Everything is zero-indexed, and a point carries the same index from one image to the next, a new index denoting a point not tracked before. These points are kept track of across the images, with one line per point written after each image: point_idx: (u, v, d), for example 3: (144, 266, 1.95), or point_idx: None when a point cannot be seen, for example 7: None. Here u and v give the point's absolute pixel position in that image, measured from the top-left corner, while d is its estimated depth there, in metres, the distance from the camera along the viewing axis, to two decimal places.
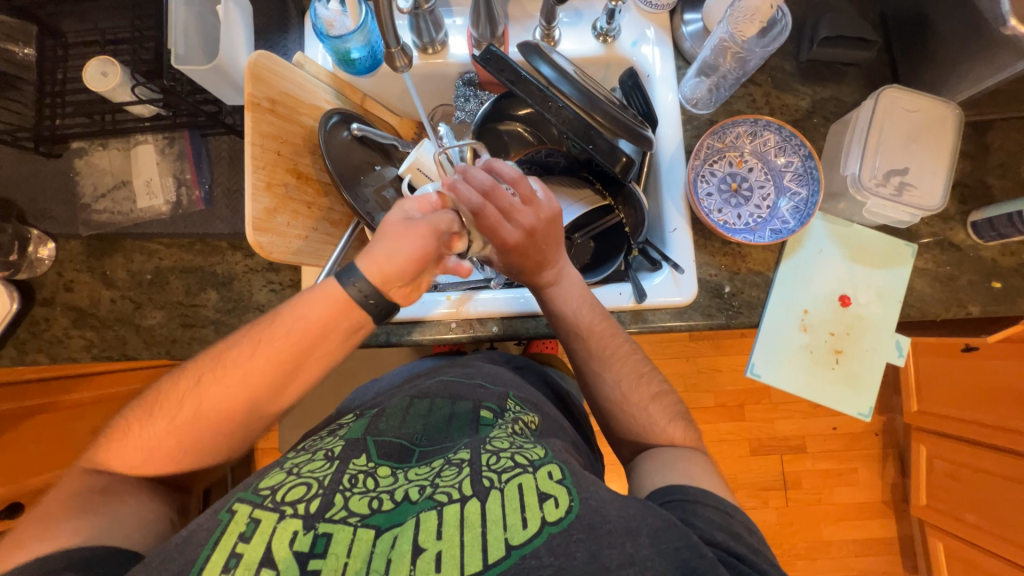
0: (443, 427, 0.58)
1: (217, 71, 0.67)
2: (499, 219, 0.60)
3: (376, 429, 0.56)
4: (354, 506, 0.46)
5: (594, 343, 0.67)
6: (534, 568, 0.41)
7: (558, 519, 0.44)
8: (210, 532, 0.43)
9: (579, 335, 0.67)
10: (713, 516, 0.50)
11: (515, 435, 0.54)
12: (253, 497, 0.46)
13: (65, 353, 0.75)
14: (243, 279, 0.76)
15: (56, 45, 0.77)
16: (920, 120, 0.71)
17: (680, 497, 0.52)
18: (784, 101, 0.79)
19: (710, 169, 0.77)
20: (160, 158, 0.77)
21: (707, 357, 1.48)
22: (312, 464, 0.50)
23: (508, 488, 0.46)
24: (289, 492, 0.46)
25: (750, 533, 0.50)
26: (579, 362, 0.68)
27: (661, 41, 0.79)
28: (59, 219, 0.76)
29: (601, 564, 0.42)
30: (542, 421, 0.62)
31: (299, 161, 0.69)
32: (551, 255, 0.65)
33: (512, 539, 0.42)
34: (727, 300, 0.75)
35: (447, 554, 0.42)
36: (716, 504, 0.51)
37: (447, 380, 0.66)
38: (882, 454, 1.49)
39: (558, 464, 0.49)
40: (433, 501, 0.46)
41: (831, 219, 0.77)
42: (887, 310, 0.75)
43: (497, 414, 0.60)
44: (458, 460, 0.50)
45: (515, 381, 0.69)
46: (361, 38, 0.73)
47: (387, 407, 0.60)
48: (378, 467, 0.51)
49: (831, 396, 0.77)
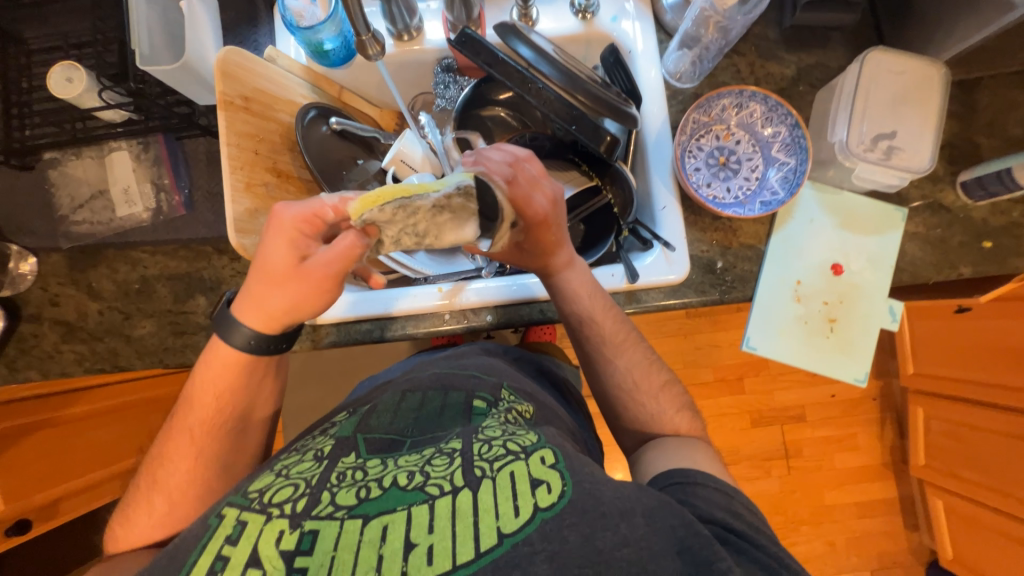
0: (436, 417, 0.58)
1: (186, 70, 0.65)
2: (527, 191, 0.56)
3: (367, 426, 0.56)
4: (341, 499, 0.45)
5: (603, 326, 0.66)
6: (526, 555, 0.41)
7: (550, 505, 0.44)
8: (198, 537, 0.43)
9: (588, 321, 0.67)
10: (714, 497, 0.50)
11: (507, 423, 0.54)
12: (241, 500, 0.46)
13: (57, 368, 0.74)
14: (231, 283, 0.75)
15: (18, 52, 0.75)
16: (905, 82, 0.70)
17: (682, 480, 0.52)
18: (768, 70, 0.77)
19: (697, 144, 0.77)
20: (136, 164, 0.75)
21: (703, 333, 1.48)
22: (302, 465, 0.50)
23: (500, 476, 0.46)
24: (277, 494, 0.46)
25: (750, 512, 0.50)
26: (588, 348, 0.68)
27: (642, 15, 0.77)
28: (39, 232, 0.75)
29: (595, 547, 0.42)
30: (537, 410, 0.61)
31: (278, 159, 0.68)
32: (564, 239, 0.64)
33: (504, 527, 0.43)
34: (719, 275, 0.75)
35: (439, 545, 0.42)
36: (717, 485, 0.52)
37: (440, 371, 0.66)
38: (880, 419, 1.51)
39: (551, 449, 0.50)
40: (423, 492, 0.46)
41: (820, 188, 0.76)
42: (879, 276, 0.75)
43: (491, 403, 0.59)
44: (449, 449, 0.50)
45: (512, 372, 0.69)
46: (333, 27, 0.70)
47: (379, 403, 0.60)
48: (368, 460, 0.51)
49: (827, 364, 0.77)
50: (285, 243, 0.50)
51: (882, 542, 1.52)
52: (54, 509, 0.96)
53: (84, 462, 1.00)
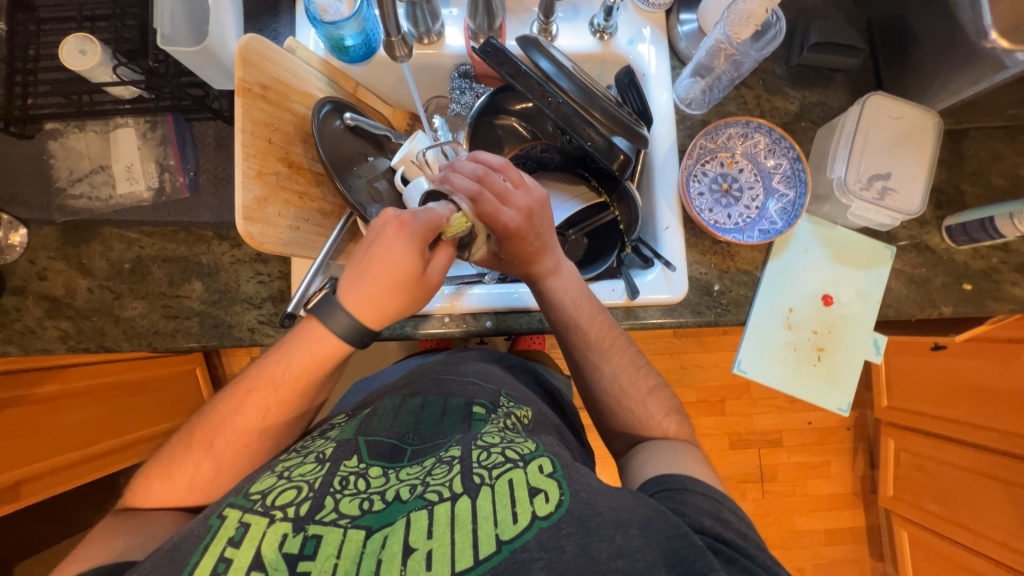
0: (436, 424, 0.58)
1: (206, 54, 0.64)
2: (495, 205, 0.59)
3: (369, 429, 0.55)
4: (344, 508, 0.45)
5: (590, 332, 0.67)
6: (524, 561, 0.42)
7: (548, 514, 0.44)
8: (200, 537, 0.43)
9: (574, 328, 0.68)
10: (704, 504, 0.51)
11: (506, 430, 0.54)
12: (243, 502, 0.45)
13: (38, 344, 0.72)
14: (230, 270, 0.74)
15: (28, 20, 0.73)
16: (902, 127, 0.74)
17: (674, 487, 0.53)
18: (774, 105, 0.81)
19: (702, 169, 0.79)
20: (141, 142, 0.74)
21: (690, 353, 1.51)
22: (303, 468, 0.50)
23: (499, 484, 0.46)
24: (280, 496, 0.46)
25: (738, 519, 0.52)
26: (576, 356, 0.69)
27: (657, 41, 0.79)
28: (32, 203, 0.72)
29: (591, 557, 0.43)
30: (535, 415, 0.62)
31: (290, 150, 0.67)
32: (546, 245, 0.65)
33: (502, 534, 0.43)
34: (715, 297, 0.77)
35: (439, 552, 0.42)
36: (707, 494, 0.53)
37: (439, 377, 0.66)
38: (853, 448, 1.56)
39: (548, 457, 0.50)
40: (423, 500, 0.46)
41: (816, 221, 0.79)
42: (867, 310, 0.78)
43: (489, 409, 0.60)
44: (449, 457, 0.50)
45: (509, 380, 0.69)
46: (356, 25, 0.70)
47: (379, 408, 0.60)
48: (369, 467, 0.51)
49: (812, 391, 0.80)
50: (409, 250, 0.52)
51: (848, 569, 1.56)
52: (17, 492, 0.91)
53: (54, 443, 0.96)
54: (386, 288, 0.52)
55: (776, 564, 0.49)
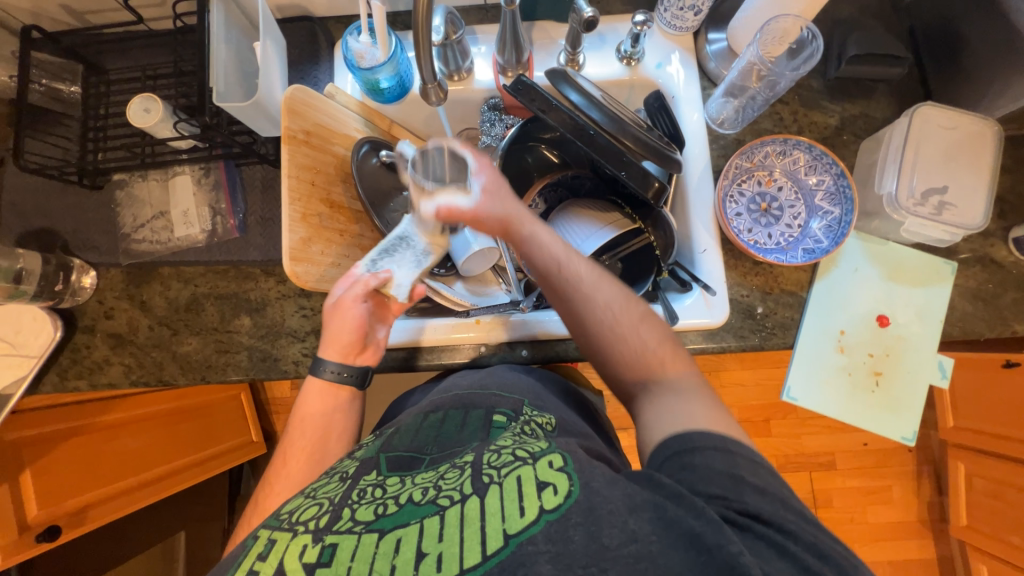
0: (455, 433, 0.58)
1: (257, 107, 0.69)
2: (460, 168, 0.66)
3: (390, 445, 0.57)
4: (360, 515, 0.47)
5: (578, 266, 0.61)
6: (530, 554, 0.41)
7: (555, 506, 0.43)
8: (235, 557, 0.46)
9: (564, 264, 0.61)
10: (713, 457, 0.46)
11: (522, 435, 0.54)
12: (274, 522, 0.48)
13: (105, 379, 0.77)
14: (276, 305, 0.78)
15: (98, 82, 0.80)
16: (956, 137, 0.70)
17: (676, 450, 0.48)
18: (812, 119, 0.78)
19: (738, 189, 0.77)
20: (196, 188, 0.80)
21: (730, 371, 1.45)
22: (328, 486, 0.52)
23: (506, 481, 0.46)
24: (304, 513, 0.48)
25: (755, 471, 0.46)
26: (569, 295, 0.60)
27: (686, 63, 0.79)
28: (101, 248, 0.79)
29: (601, 543, 0.41)
30: (560, 422, 0.60)
31: (332, 190, 0.71)
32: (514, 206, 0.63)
33: (510, 527, 0.42)
34: (759, 321, 0.74)
35: (448, 553, 0.42)
36: (715, 445, 0.47)
37: (462, 391, 0.66)
38: (916, 472, 1.44)
39: (560, 453, 0.49)
40: (435, 505, 0.46)
41: (866, 238, 0.75)
42: (928, 330, 0.73)
43: (511, 417, 0.59)
44: (462, 462, 0.51)
45: (534, 389, 0.67)
46: (390, 69, 0.73)
47: (401, 426, 0.61)
48: (387, 477, 0.52)
49: (871, 419, 0.75)
50: (343, 319, 0.65)
51: None
52: (84, 516, 0.95)
53: (118, 465, 1.03)
54: (339, 331, 0.65)
55: (800, 524, 0.43)
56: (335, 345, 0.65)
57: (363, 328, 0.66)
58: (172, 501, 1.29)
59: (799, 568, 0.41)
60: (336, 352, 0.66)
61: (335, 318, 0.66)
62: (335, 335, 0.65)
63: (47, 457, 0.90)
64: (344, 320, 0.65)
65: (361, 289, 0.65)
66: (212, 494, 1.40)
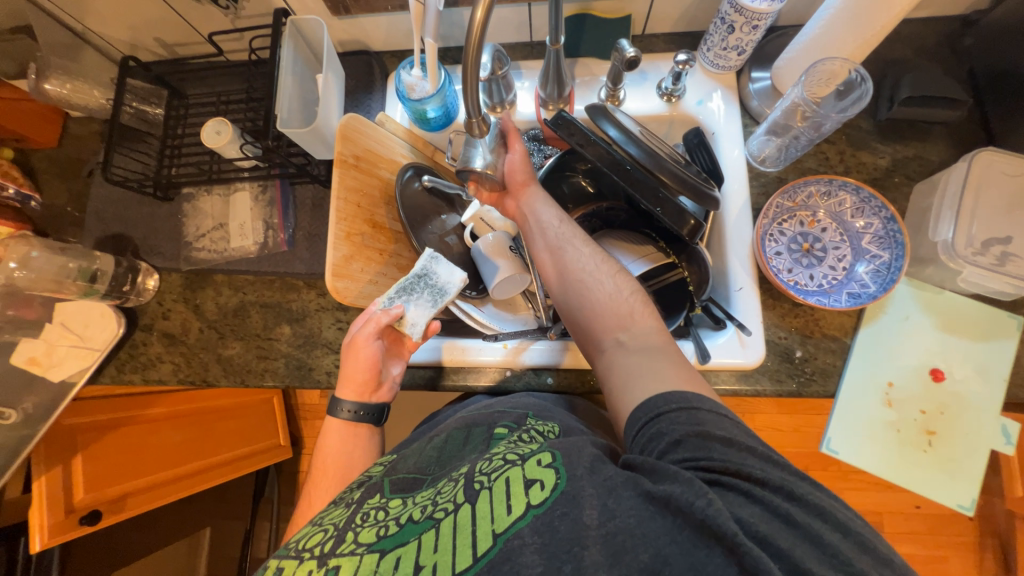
0: (457, 453, 0.59)
1: (314, 133, 0.74)
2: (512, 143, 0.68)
3: (392, 472, 0.58)
4: (362, 537, 0.47)
5: (571, 227, 0.64)
6: (516, 548, 0.40)
7: (541, 501, 0.43)
8: None
9: (560, 222, 0.64)
10: (679, 419, 0.44)
11: (519, 441, 0.53)
12: (282, 552, 0.50)
13: (156, 375, 0.83)
14: (315, 317, 0.82)
15: (179, 105, 0.89)
16: (1021, 185, 0.66)
17: (645, 420, 0.46)
18: (860, 160, 0.76)
19: (779, 228, 0.75)
20: (254, 204, 0.86)
21: (765, 415, 1.36)
22: (334, 513, 0.53)
23: (496, 484, 0.45)
24: (309, 540, 0.49)
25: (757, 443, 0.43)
26: (558, 248, 0.62)
27: (728, 102, 0.79)
28: (165, 254, 0.86)
29: (580, 521, 0.40)
30: (563, 427, 0.59)
31: (375, 212, 0.75)
32: (533, 182, 0.68)
33: (497, 527, 0.42)
34: (798, 365, 0.70)
35: (441, 562, 0.42)
36: (679, 405, 0.45)
37: (467, 414, 0.66)
38: (977, 543, 1.30)
39: (549, 450, 0.48)
40: (432, 519, 0.46)
41: (918, 285, 0.71)
42: (989, 389, 0.68)
43: (512, 428, 0.59)
44: (457, 475, 0.51)
45: (542, 405, 0.65)
46: (437, 100, 0.77)
47: (406, 453, 0.62)
48: (390, 500, 0.52)
49: (923, 482, 0.69)
50: (357, 358, 0.67)
51: None
52: (124, 503, 1.00)
53: (161, 460, 1.09)
54: (353, 370, 0.67)
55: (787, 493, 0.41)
56: (350, 384, 0.67)
57: (377, 366, 0.67)
58: (198, 497, 1.34)
59: (770, 511, 0.38)
60: (352, 392, 0.67)
61: (350, 357, 0.67)
62: (351, 375, 0.67)
63: (98, 443, 0.97)
64: (359, 359, 0.67)
65: (372, 328, 0.67)
66: (237, 492, 1.45)
